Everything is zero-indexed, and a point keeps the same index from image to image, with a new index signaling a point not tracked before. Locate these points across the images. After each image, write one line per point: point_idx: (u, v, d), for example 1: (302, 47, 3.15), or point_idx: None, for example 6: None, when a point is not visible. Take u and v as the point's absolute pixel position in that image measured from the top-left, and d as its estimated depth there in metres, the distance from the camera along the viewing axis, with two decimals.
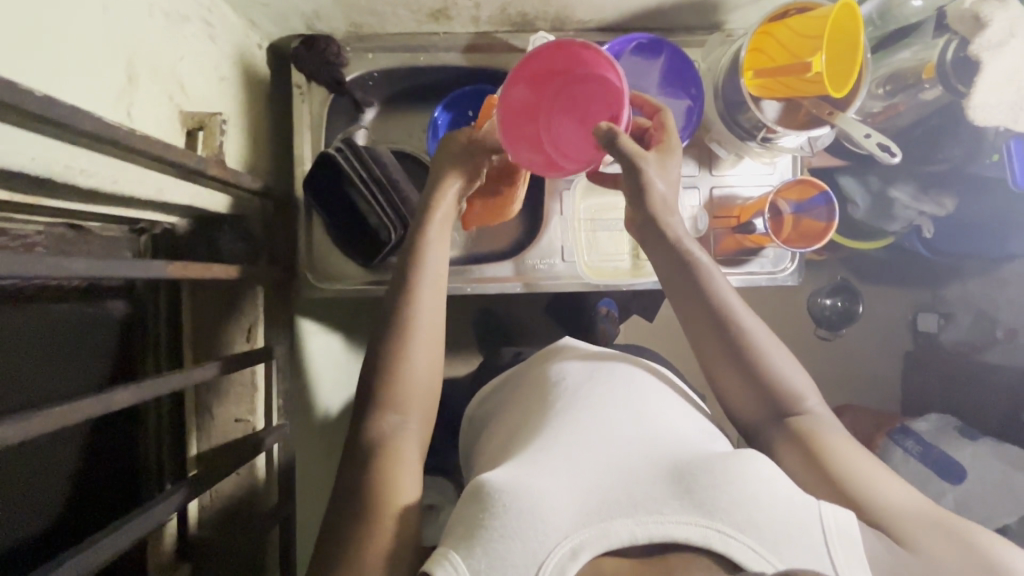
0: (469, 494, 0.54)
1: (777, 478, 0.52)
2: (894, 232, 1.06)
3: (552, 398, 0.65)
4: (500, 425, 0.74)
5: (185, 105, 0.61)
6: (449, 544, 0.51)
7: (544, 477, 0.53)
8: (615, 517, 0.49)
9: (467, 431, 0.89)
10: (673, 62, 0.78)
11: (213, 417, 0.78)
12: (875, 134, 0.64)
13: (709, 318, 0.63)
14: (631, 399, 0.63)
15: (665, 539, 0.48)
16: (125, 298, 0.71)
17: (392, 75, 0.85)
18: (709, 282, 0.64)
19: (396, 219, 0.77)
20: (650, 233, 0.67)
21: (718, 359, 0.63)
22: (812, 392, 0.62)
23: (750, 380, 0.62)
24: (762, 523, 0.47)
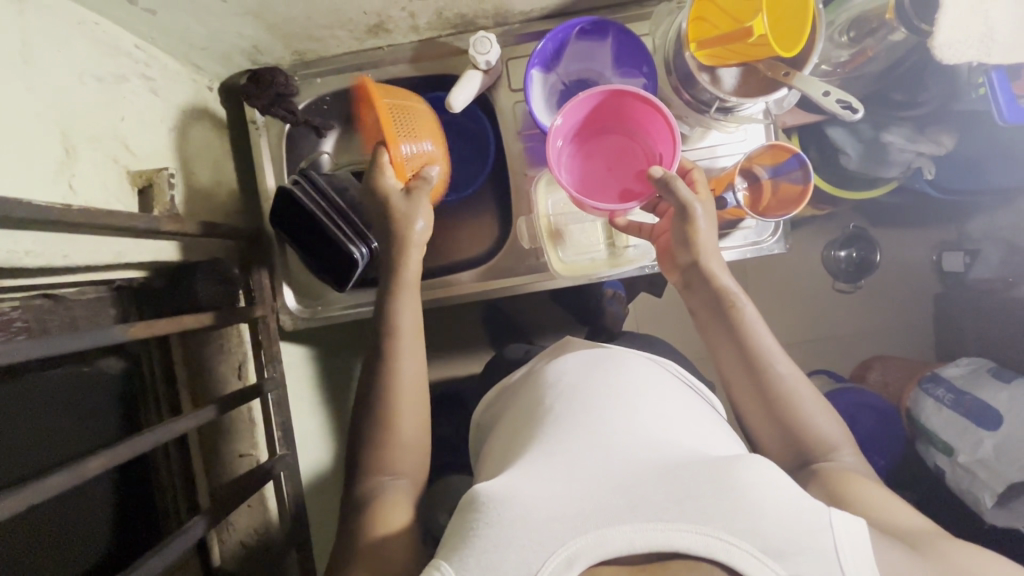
0: (465, 503, 0.55)
1: (781, 483, 0.52)
2: (893, 177, 1.00)
3: (550, 400, 0.67)
4: (499, 436, 0.74)
5: (132, 165, 0.63)
6: (439, 555, 0.52)
7: (538, 485, 0.53)
8: (612, 525, 0.48)
9: (476, 435, 0.91)
10: (622, 41, 0.76)
11: (219, 455, 0.80)
12: (833, 91, 0.60)
13: (749, 365, 0.72)
14: (632, 401, 0.64)
15: (666, 547, 0.47)
16: (117, 354, 0.74)
17: (345, 95, 0.85)
18: (753, 333, 0.72)
19: (356, 237, 0.76)
20: (695, 276, 0.75)
21: (751, 399, 0.72)
22: (846, 444, 0.69)
23: (779, 421, 0.70)
24: (766, 531, 0.47)
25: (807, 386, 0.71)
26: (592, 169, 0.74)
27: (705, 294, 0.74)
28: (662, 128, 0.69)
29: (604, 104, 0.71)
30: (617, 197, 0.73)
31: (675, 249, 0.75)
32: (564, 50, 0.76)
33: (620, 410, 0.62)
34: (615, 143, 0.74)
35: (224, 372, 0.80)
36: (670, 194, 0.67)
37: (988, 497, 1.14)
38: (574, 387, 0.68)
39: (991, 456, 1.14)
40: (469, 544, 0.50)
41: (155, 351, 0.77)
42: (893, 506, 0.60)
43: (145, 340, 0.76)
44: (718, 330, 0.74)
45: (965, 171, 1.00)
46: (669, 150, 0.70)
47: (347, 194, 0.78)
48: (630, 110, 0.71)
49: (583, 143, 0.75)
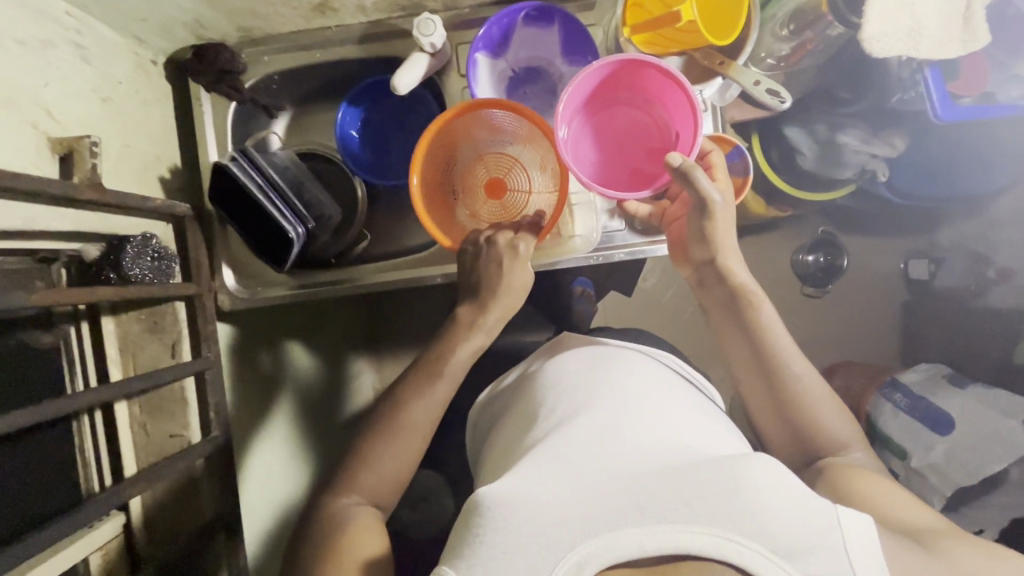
0: (469, 508, 0.61)
1: (786, 484, 0.56)
2: (850, 179, 1.01)
3: (565, 408, 0.73)
4: (507, 435, 0.80)
5: (54, 131, 0.61)
6: (444, 562, 0.58)
7: (547, 491, 0.58)
8: (622, 528, 0.53)
9: (473, 436, 0.97)
10: (568, 28, 0.76)
11: (150, 433, 0.79)
12: (763, 80, 0.61)
13: (763, 365, 0.77)
14: (628, 406, 0.70)
15: (676, 550, 0.51)
16: (44, 328, 0.72)
17: (294, 75, 0.84)
18: (773, 335, 0.78)
19: (292, 216, 0.76)
20: (709, 273, 0.80)
21: (764, 399, 0.78)
22: (856, 442, 0.76)
23: (790, 420, 0.77)
24: (776, 533, 0.52)
25: (820, 387, 0.77)
26: (604, 146, 0.71)
27: (723, 294, 0.79)
28: (681, 104, 0.65)
29: (618, 74, 0.66)
30: (627, 178, 0.70)
31: (692, 244, 0.78)
32: (511, 36, 0.76)
33: (633, 419, 0.68)
34: (628, 116, 0.70)
35: (158, 350, 0.79)
36: (689, 181, 0.65)
37: (935, 502, 1.15)
38: (585, 397, 0.73)
39: (942, 460, 1.14)
40: (471, 551, 0.56)
41: (86, 326, 0.76)
42: (893, 501, 0.66)
43: (74, 313, 0.74)
44: (735, 331, 0.79)
45: (922, 175, 1.01)
46: (688, 130, 0.66)
47: (287, 175, 0.77)
48: (652, 85, 0.67)
49: (594, 116, 0.70)
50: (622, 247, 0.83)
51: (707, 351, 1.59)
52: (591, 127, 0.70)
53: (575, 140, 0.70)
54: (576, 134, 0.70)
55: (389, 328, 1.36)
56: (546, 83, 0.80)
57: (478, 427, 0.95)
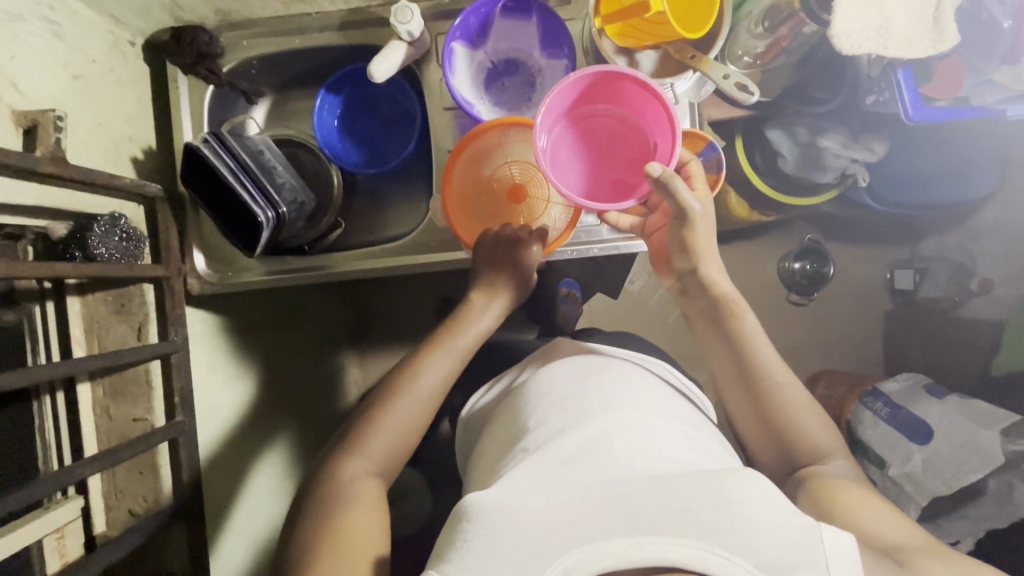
0: (456, 513, 0.62)
1: (773, 497, 0.57)
2: (832, 184, 1.01)
3: (557, 414, 0.73)
4: (497, 436, 0.80)
5: (20, 104, 0.61)
6: (432, 566, 0.58)
7: (535, 501, 0.59)
8: (609, 538, 0.54)
9: (463, 436, 0.96)
10: (546, 22, 0.76)
11: (114, 417, 0.78)
12: (732, 73, 0.60)
13: (743, 375, 0.76)
14: (618, 417, 0.71)
15: (659, 561, 0.52)
16: (8, 306, 0.71)
17: (273, 60, 0.84)
18: (760, 343, 0.77)
19: (263, 201, 0.75)
20: (694, 283, 0.78)
21: (746, 409, 0.77)
22: (839, 451, 0.74)
23: (770, 429, 0.75)
24: (760, 547, 0.52)
25: (806, 397, 0.76)
26: (584, 156, 0.70)
27: (706, 302, 0.78)
28: (659, 115, 0.65)
29: (595, 85, 0.66)
30: (608, 188, 0.70)
31: (675, 255, 0.77)
32: (490, 27, 0.76)
33: (627, 430, 0.69)
34: (608, 126, 0.70)
35: (125, 331, 0.78)
36: (668, 193, 0.64)
37: (913, 510, 1.14)
38: (576, 403, 0.74)
39: (919, 470, 1.14)
40: (459, 556, 0.56)
41: (52, 306, 0.75)
42: (874, 514, 0.65)
43: (40, 291, 0.73)
44: (716, 340, 0.79)
45: (903, 183, 1.01)
46: (666, 140, 0.65)
47: (262, 161, 0.77)
48: (631, 96, 0.66)
49: (574, 126, 0.70)
50: (597, 243, 0.82)
51: (692, 356, 1.59)
52: (570, 137, 0.70)
53: (554, 151, 0.69)
54: (556, 144, 0.69)
55: (371, 322, 1.35)
56: (525, 77, 0.79)
57: (468, 430, 0.94)
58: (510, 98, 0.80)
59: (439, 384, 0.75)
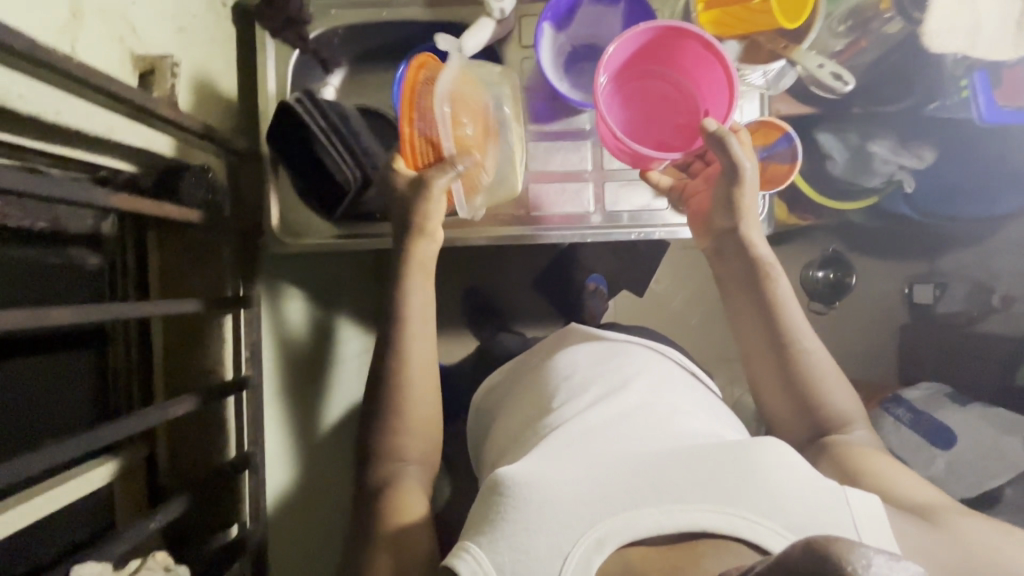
0: (488, 487, 0.61)
1: (796, 463, 0.60)
2: (878, 190, 1.03)
3: (576, 395, 0.75)
4: (519, 411, 0.82)
5: (138, 48, 0.62)
6: (466, 540, 0.58)
7: (561, 472, 0.60)
8: (641, 509, 0.55)
9: (472, 422, 0.98)
10: (632, 10, 0.80)
11: (183, 367, 0.79)
12: (827, 63, 0.66)
13: (773, 344, 0.77)
14: (636, 401, 0.73)
15: (693, 528, 0.54)
16: (93, 249, 0.72)
17: (356, 32, 0.86)
18: (783, 312, 0.78)
19: (350, 160, 0.77)
20: (729, 243, 0.80)
21: (770, 380, 0.78)
22: (859, 418, 0.76)
23: (799, 398, 0.76)
24: (789, 511, 0.55)
25: (827, 361, 0.77)
26: (632, 111, 0.75)
27: (740, 265, 0.80)
28: (716, 79, 0.70)
29: (658, 43, 0.70)
30: (651, 145, 0.74)
31: (716, 212, 0.79)
32: (577, 11, 0.80)
33: (647, 414, 0.71)
34: (660, 88, 0.75)
35: (199, 283, 0.79)
36: (722, 150, 0.69)
37: None
38: (591, 386, 0.77)
39: (943, 473, 1.17)
40: (493, 529, 0.57)
41: (132, 252, 0.76)
42: (906, 479, 0.67)
43: (121, 238, 0.75)
44: (749, 308, 0.79)
45: (944, 193, 1.05)
46: (720, 106, 0.70)
47: (348, 122, 0.78)
48: (690, 61, 0.71)
49: (627, 82, 0.74)
50: (662, 226, 0.87)
51: (713, 358, 1.61)
52: (623, 91, 0.74)
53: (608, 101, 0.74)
54: (610, 95, 0.74)
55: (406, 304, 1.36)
56: None
57: (480, 414, 0.96)
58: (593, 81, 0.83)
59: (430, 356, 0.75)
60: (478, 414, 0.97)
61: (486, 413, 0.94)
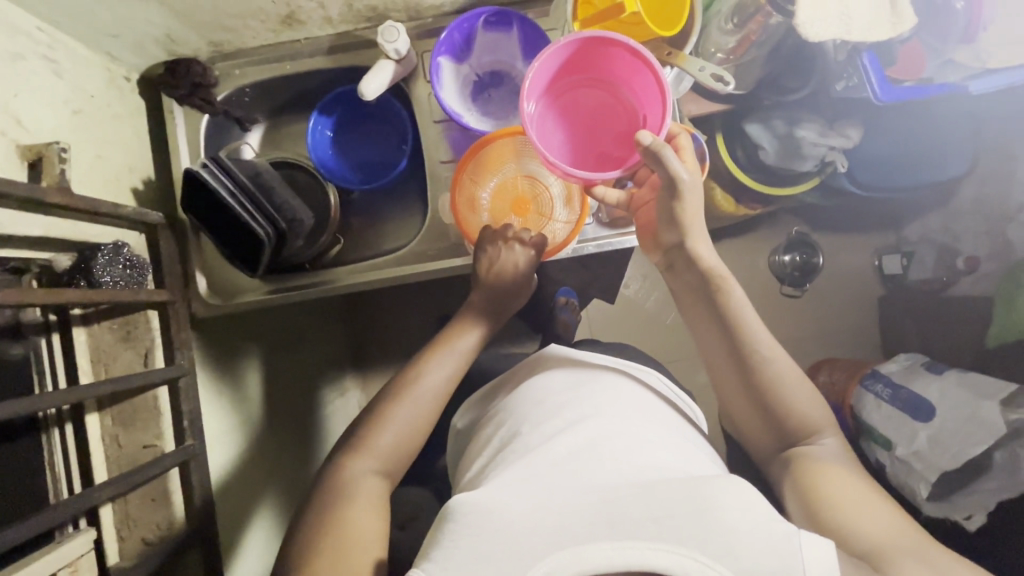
0: (444, 512, 0.61)
1: (758, 504, 0.57)
2: (813, 172, 1.04)
3: (553, 415, 0.73)
4: (484, 443, 0.80)
5: (24, 139, 0.63)
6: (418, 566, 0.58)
7: (522, 502, 0.59)
8: (594, 542, 0.54)
9: (455, 442, 0.95)
10: (526, 32, 0.79)
11: (122, 445, 0.78)
12: (708, 67, 0.64)
13: (737, 356, 0.77)
14: (605, 421, 0.70)
15: (642, 564, 0.52)
16: (18, 341, 0.72)
17: (265, 87, 0.87)
18: (750, 326, 0.77)
19: (265, 217, 0.77)
20: (679, 257, 0.80)
21: (735, 388, 0.78)
22: (828, 428, 0.75)
23: (763, 407, 0.76)
24: (739, 554, 0.52)
25: (797, 373, 0.76)
26: (570, 127, 0.73)
27: (695, 277, 0.79)
28: (648, 85, 0.67)
29: (581, 53, 0.68)
30: (593, 159, 0.73)
31: (663, 228, 0.78)
32: (473, 40, 0.80)
33: (620, 436, 0.68)
34: (596, 97, 0.72)
35: (131, 357, 0.78)
36: (659, 163, 0.66)
37: (923, 488, 1.14)
38: (567, 406, 0.74)
39: (926, 447, 1.14)
40: (442, 556, 0.57)
41: (58, 337, 0.76)
42: (857, 504, 0.66)
43: (45, 324, 0.75)
44: (708, 321, 0.79)
45: (879, 166, 1.05)
46: (654, 113, 0.68)
47: (261, 180, 0.79)
48: (619, 65, 0.68)
49: (561, 97, 0.72)
50: (591, 240, 0.84)
51: (694, 353, 1.59)
52: (555, 106, 0.72)
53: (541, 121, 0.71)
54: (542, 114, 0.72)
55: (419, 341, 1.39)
56: (513, 84, 0.83)
57: (459, 437, 0.94)
58: (501, 105, 0.83)
59: (444, 383, 0.77)
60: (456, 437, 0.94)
61: (466, 433, 0.91)
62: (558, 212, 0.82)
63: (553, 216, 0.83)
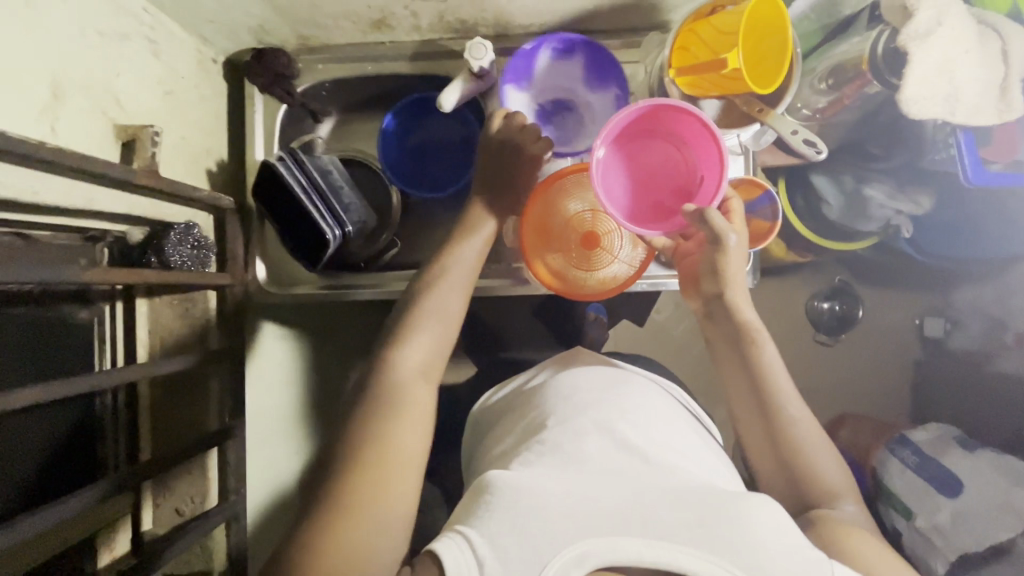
0: (479, 488, 0.62)
1: (790, 531, 0.58)
2: (873, 232, 1.02)
3: (573, 408, 0.73)
4: (504, 434, 0.80)
5: (120, 118, 0.65)
6: (453, 528, 0.59)
7: (555, 489, 0.60)
8: (625, 536, 0.55)
9: (471, 431, 0.96)
10: (592, 55, 0.79)
11: (168, 416, 0.81)
12: (801, 130, 0.63)
13: (761, 405, 0.74)
14: (636, 428, 0.70)
15: (672, 567, 0.53)
16: (84, 305, 0.75)
17: (344, 84, 0.88)
18: (775, 374, 0.75)
19: (333, 222, 0.79)
20: (716, 303, 0.78)
21: (759, 439, 0.75)
22: (850, 494, 0.71)
23: (783, 459, 0.73)
24: (772, 571, 0.53)
25: (818, 433, 0.73)
26: (632, 175, 0.71)
27: (728, 326, 0.77)
28: (710, 152, 0.68)
29: (652, 112, 0.67)
30: (649, 208, 0.71)
31: (703, 275, 0.77)
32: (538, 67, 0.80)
33: (640, 441, 0.69)
34: (660, 152, 0.71)
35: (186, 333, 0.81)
36: (704, 226, 0.67)
37: (939, 565, 1.11)
38: (591, 402, 0.75)
39: (948, 523, 1.11)
40: (480, 524, 0.57)
41: (121, 307, 0.78)
42: (891, 561, 0.62)
43: (111, 292, 0.77)
44: (734, 363, 0.77)
45: (945, 233, 1.01)
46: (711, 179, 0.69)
47: (331, 178, 0.80)
48: (688, 131, 0.69)
49: (629, 145, 0.70)
50: (646, 278, 0.86)
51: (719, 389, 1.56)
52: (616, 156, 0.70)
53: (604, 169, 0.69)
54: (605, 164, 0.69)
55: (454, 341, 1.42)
56: (580, 116, 0.82)
57: (478, 425, 0.94)
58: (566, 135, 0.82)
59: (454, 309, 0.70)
60: (476, 425, 0.95)
61: (487, 423, 0.91)
62: (623, 251, 0.80)
63: (616, 255, 0.80)
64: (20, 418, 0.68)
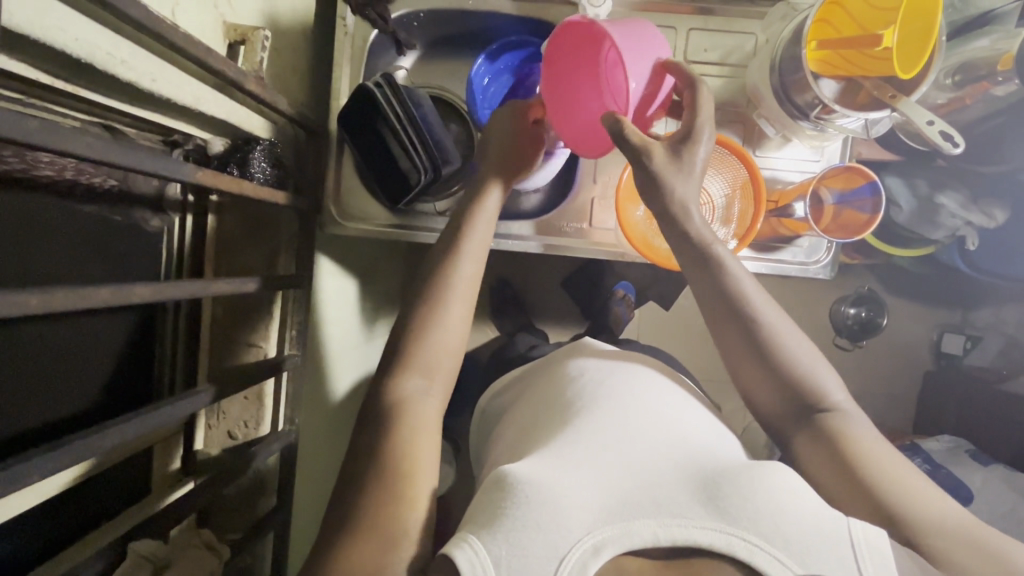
0: (492, 481, 0.55)
1: (803, 491, 0.52)
2: (937, 241, 1.01)
3: (573, 393, 0.67)
4: (517, 414, 0.74)
5: (229, 17, 0.61)
6: (468, 530, 0.51)
7: (561, 473, 0.54)
8: (637, 519, 0.50)
9: (479, 420, 0.90)
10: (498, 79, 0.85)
11: (230, 340, 0.79)
12: (939, 121, 0.60)
13: (754, 337, 0.64)
14: (635, 398, 0.64)
15: (687, 542, 0.48)
16: (155, 211, 0.71)
17: (439, 16, 0.83)
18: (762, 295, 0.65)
19: (428, 165, 0.76)
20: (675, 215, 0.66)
21: (752, 370, 0.65)
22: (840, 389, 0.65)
23: (784, 386, 0.63)
24: (788, 534, 0.48)
25: (801, 339, 0.65)
26: (574, 88, 0.73)
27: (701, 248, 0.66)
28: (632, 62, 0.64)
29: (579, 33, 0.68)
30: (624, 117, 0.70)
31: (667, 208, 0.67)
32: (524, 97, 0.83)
33: (635, 405, 0.63)
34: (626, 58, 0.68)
35: (253, 257, 0.78)
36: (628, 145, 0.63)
37: None
38: (590, 381, 0.68)
39: None
40: (493, 521, 0.51)
41: (190, 220, 0.75)
42: (906, 484, 0.58)
43: (183, 203, 0.74)
44: (726, 306, 0.65)
45: (1003, 251, 1.02)
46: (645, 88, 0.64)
47: (423, 110, 0.76)
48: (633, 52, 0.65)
49: (580, 52, 0.71)
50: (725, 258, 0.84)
51: None
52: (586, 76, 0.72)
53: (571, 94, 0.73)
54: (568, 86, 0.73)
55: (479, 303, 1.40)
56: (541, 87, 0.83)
57: (485, 416, 0.87)
58: None
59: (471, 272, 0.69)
60: (483, 417, 0.88)
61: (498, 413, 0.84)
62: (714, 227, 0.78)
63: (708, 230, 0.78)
64: (89, 317, 0.65)
